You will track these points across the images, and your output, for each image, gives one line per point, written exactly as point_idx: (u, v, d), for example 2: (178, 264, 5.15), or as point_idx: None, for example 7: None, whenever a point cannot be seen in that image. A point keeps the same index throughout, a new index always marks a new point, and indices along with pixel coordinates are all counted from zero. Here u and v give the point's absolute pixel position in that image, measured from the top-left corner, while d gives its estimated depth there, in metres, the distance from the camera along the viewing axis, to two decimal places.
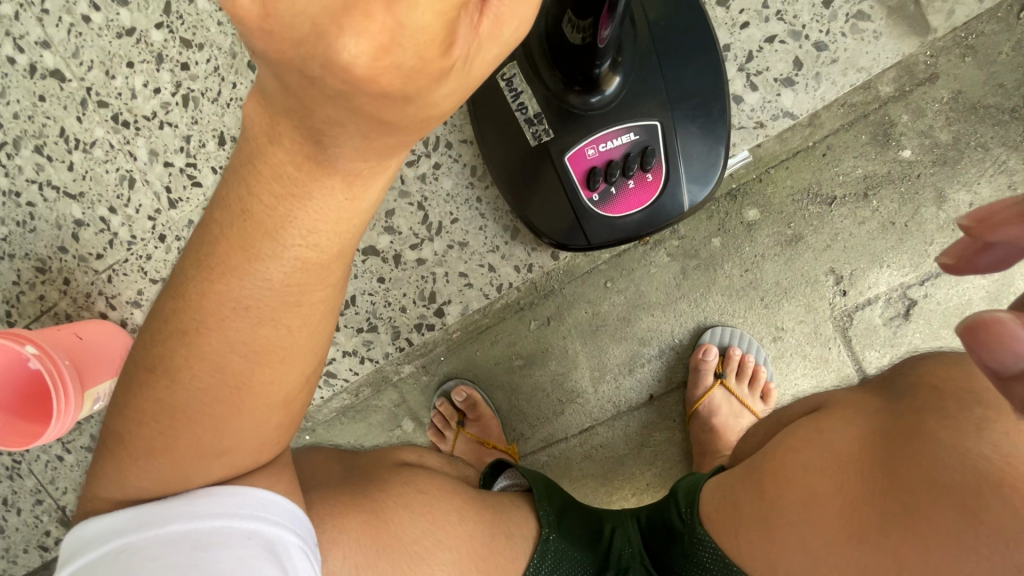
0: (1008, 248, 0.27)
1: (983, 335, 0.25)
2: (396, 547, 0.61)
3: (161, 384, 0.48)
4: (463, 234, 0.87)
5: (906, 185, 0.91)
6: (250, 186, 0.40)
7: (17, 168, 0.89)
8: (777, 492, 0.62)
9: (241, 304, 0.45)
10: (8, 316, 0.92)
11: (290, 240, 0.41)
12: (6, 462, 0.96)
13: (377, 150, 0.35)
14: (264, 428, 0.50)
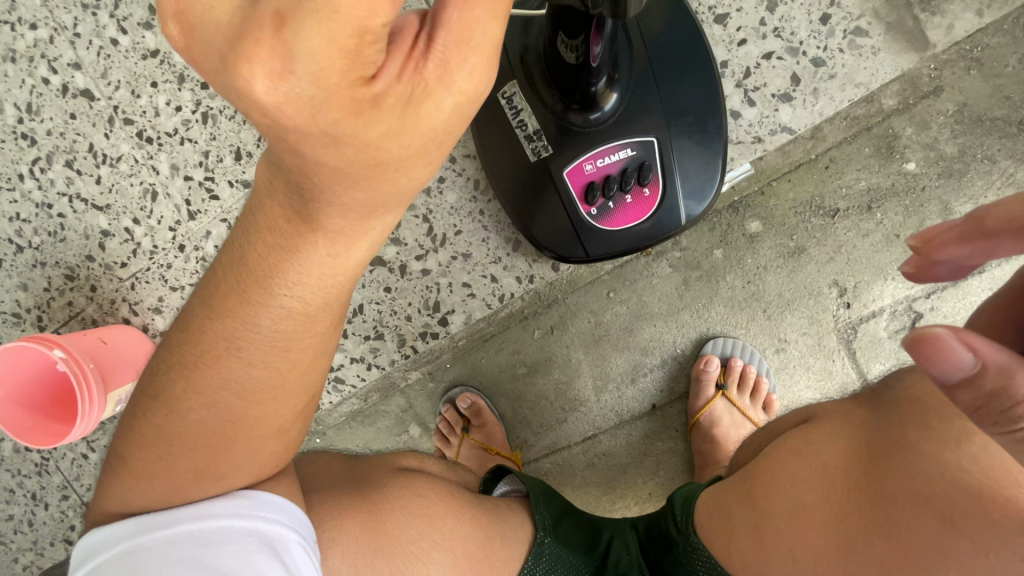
0: (951, 263, 0.35)
1: (926, 347, 0.29)
2: (393, 547, 0.64)
3: (160, 412, 0.53)
4: (467, 246, 0.89)
5: (911, 198, 0.90)
6: (251, 237, 0.48)
7: (49, 182, 0.95)
8: (764, 503, 0.64)
9: (233, 343, 0.51)
10: (38, 320, 0.97)
11: (278, 290, 0.49)
12: (35, 459, 1.01)
13: (362, 211, 0.43)
14: (267, 453, 0.55)
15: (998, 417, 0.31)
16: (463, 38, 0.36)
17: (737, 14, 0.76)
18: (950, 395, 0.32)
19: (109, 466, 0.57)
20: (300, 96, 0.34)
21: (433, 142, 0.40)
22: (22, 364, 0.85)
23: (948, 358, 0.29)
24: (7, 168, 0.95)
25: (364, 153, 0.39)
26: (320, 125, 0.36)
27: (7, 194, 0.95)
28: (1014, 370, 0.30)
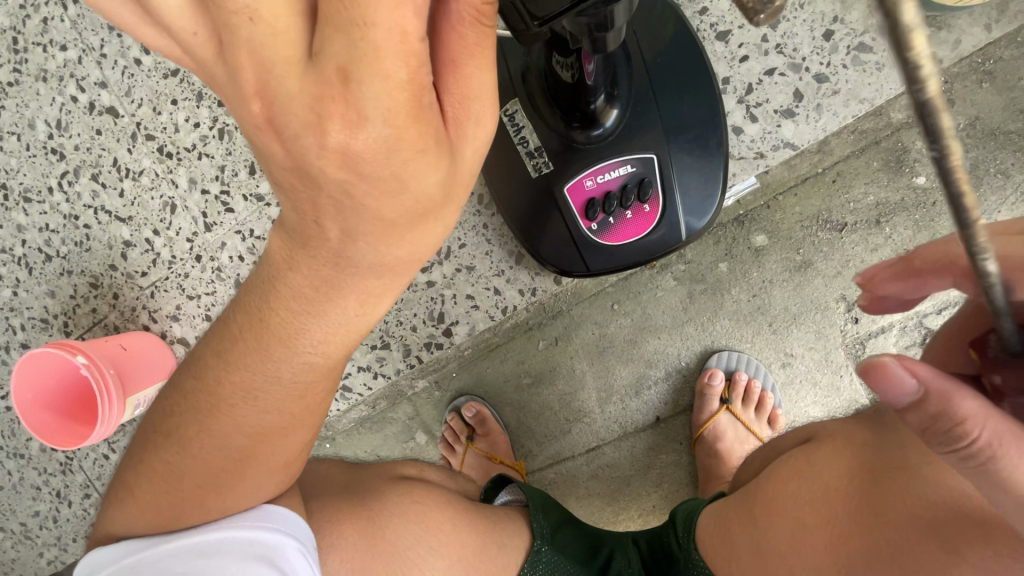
0: (889, 297, 0.47)
1: (873, 371, 0.36)
2: (391, 552, 0.66)
3: (171, 449, 0.56)
4: (471, 259, 0.91)
5: (921, 212, 0.89)
6: (269, 298, 0.49)
7: (76, 195, 0.99)
8: (764, 521, 0.65)
9: (249, 394, 0.53)
10: (65, 326, 1.02)
11: (300, 347, 0.50)
12: (60, 458, 1.06)
13: (386, 271, 0.45)
14: (272, 480, 0.58)
15: (942, 438, 0.36)
16: (464, 95, 0.39)
17: (739, 31, 0.77)
18: (903, 416, 0.38)
19: (127, 470, 0.59)
20: (376, 137, 0.37)
21: (462, 185, 0.43)
22: (48, 368, 0.89)
23: (891, 382, 0.36)
24: (37, 181, 1.00)
25: (421, 203, 0.41)
26: (393, 164, 0.38)
27: (37, 206, 1.00)
28: (954, 396, 0.35)
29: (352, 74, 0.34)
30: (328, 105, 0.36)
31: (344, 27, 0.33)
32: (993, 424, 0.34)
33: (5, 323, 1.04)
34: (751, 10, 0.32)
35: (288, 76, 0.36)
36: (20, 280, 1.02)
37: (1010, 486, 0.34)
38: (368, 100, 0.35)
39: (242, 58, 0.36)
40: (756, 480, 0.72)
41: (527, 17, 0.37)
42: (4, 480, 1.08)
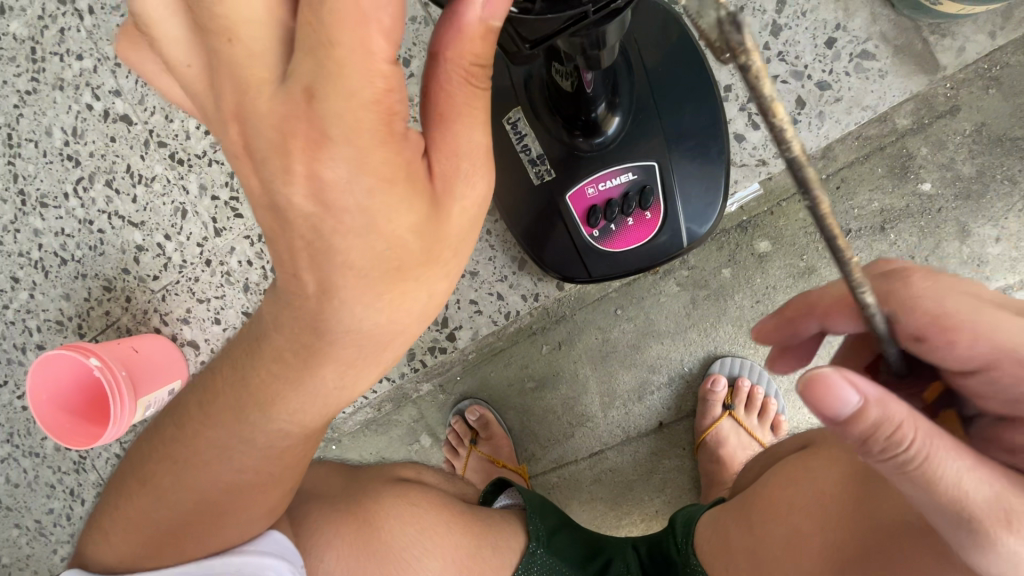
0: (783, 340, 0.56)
1: (819, 382, 0.35)
2: (386, 552, 0.72)
3: (153, 498, 0.62)
4: (474, 264, 0.92)
5: (927, 219, 0.88)
6: (254, 363, 0.54)
7: (91, 200, 1.02)
8: (764, 525, 0.65)
9: (228, 456, 0.59)
10: (79, 328, 1.04)
11: (278, 414, 0.56)
12: (74, 457, 1.09)
13: (363, 348, 0.49)
14: (254, 527, 0.65)
15: (882, 446, 0.36)
16: (451, 151, 0.43)
17: None
18: (842, 431, 0.37)
19: (149, 461, 0.63)
20: (337, 154, 0.40)
21: (457, 240, 0.46)
22: (63, 369, 0.92)
23: (837, 395, 0.35)
24: (53, 187, 1.03)
25: (394, 248, 0.43)
26: (359, 192, 0.41)
27: (53, 211, 1.03)
28: (887, 400, 0.35)
29: (315, 93, 0.38)
30: (295, 121, 0.39)
31: (313, 49, 0.37)
32: (920, 424, 0.36)
33: (22, 325, 1.06)
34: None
35: (261, 96, 0.40)
36: (37, 283, 1.05)
37: (936, 485, 0.36)
38: (330, 116, 0.38)
39: (225, 82, 0.40)
40: (753, 486, 0.73)
41: (519, 39, 0.41)
42: (20, 478, 1.11)
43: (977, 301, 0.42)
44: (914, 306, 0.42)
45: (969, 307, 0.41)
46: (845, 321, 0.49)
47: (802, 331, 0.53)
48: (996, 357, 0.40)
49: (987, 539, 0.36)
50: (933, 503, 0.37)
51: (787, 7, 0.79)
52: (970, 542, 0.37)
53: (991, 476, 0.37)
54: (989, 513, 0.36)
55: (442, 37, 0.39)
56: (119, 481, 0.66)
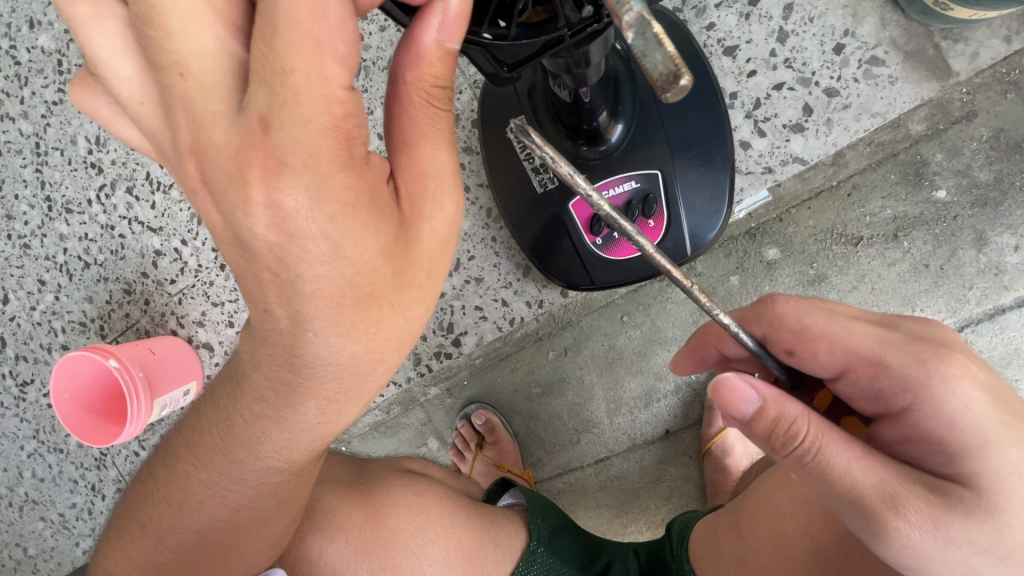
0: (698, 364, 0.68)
1: (722, 383, 0.48)
2: (394, 540, 0.75)
3: (149, 537, 0.66)
4: (479, 270, 0.96)
5: (941, 227, 0.86)
6: (237, 403, 0.57)
7: (112, 207, 1.06)
8: (749, 530, 0.72)
9: (219, 494, 0.63)
10: (101, 330, 1.08)
11: (264, 453, 0.58)
12: (95, 454, 1.13)
13: (345, 390, 0.52)
14: (257, 560, 0.68)
15: (782, 441, 0.47)
16: (419, 173, 0.45)
17: (746, 46, 0.83)
18: (752, 426, 0.48)
19: (164, 463, 0.66)
20: (297, 183, 0.41)
21: (433, 259, 0.48)
22: (84, 368, 0.96)
23: (739, 394, 0.48)
24: (78, 194, 1.07)
25: (370, 279, 0.45)
26: (321, 220, 0.42)
27: (77, 217, 1.07)
28: (782, 399, 0.47)
29: (271, 122, 0.40)
30: (251, 152, 0.41)
31: (266, 79, 0.39)
32: (812, 421, 0.46)
33: (48, 326, 1.11)
34: (657, 89, 0.28)
35: (218, 128, 0.41)
36: (62, 285, 1.09)
37: (830, 471, 0.45)
38: (286, 144, 0.40)
39: (180, 119, 0.42)
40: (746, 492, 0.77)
41: (498, 64, 0.43)
42: (45, 473, 1.15)
43: (833, 316, 0.53)
44: (780, 324, 0.54)
45: (824, 321, 0.52)
46: (736, 347, 0.63)
47: (709, 359, 0.67)
48: (849, 361, 0.51)
49: (879, 523, 0.44)
50: (834, 495, 0.45)
51: (794, 14, 0.82)
52: (869, 530, 0.45)
53: (883, 470, 0.45)
54: (880, 499, 0.44)
55: (402, 65, 0.42)
56: (133, 506, 0.68)
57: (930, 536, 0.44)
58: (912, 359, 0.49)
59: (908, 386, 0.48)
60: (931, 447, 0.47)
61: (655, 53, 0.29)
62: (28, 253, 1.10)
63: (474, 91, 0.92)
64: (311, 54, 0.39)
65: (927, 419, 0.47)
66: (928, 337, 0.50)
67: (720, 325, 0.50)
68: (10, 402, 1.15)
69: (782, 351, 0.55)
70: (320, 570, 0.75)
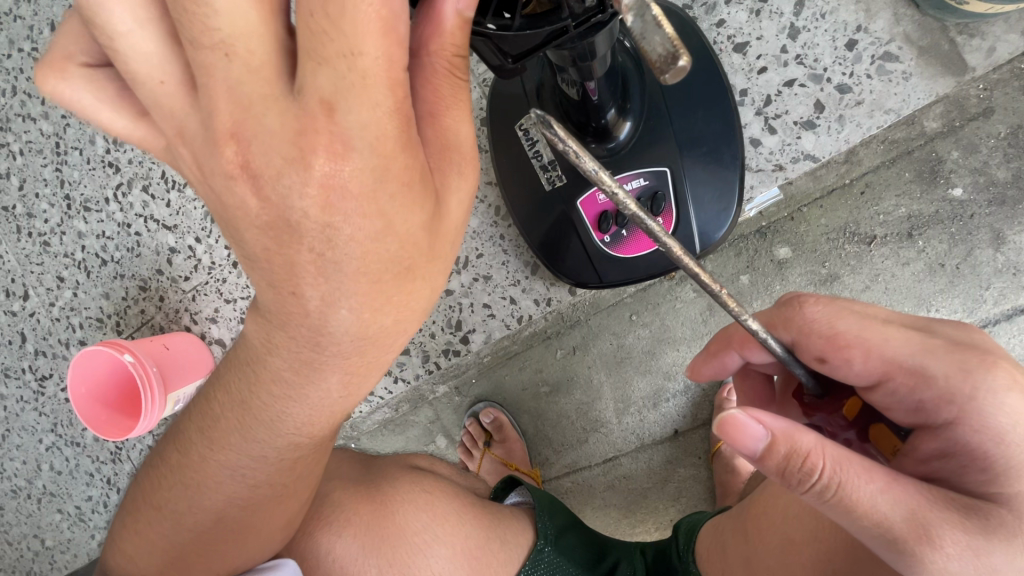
0: (715, 369, 0.67)
1: (728, 423, 0.45)
2: (401, 537, 0.75)
3: (158, 528, 0.67)
4: (487, 268, 0.97)
5: (957, 226, 0.84)
6: (253, 389, 0.57)
7: (129, 205, 1.08)
8: (755, 534, 0.72)
9: (237, 472, 0.63)
10: (117, 326, 1.10)
11: (277, 442, 0.60)
12: (111, 448, 1.15)
13: (356, 364, 0.52)
14: (272, 539, 0.69)
15: (799, 478, 0.45)
16: (444, 147, 0.46)
17: (757, 43, 0.83)
18: (762, 463, 0.46)
19: (176, 449, 0.66)
20: (363, 165, 0.42)
21: (447, 238, 0.49)
22: (100, 364, 0.97)
23: (748, 432, 0.46)
24: (96, 193, 1.09)
25: (406, 251, 0.46)
26: (381, 198, 0.43)
27: (95, 215, 1.09)
28: (793, 433, 0.46)
29: (335, 104, 0.40)
30: (314, 134, 0.41)
31: (330, 60, 0.39)
32: (828, 454, 0.45)
33: (67, 322, 1.13)
34: (656, 71, 0.28)
35: (266, 110, 0.41)
36: (80, 282, 1.11)
37: (852, 504, 0.45)
38: (353, 129, 0.41)
39: (221, 102, 0.42)
40: (752, 496, 0.78)
41: (502, 55, 0.43)
42: (63, 466, 1.18)
43: (866, 321, 0.52)
44: (811, 331, 0.53)
45: (857, 328, 0.51)
46: (761, 353, 0.62)
47: (732, 365, 0.66)
48: (887, 369, 0.50)
49: (914, 556, 0.44)
50: (860, 528, 0.45)
51: (805, 10, 0.82)
52: (903, 561, 0.45)
53: (909, 499, 0.45)
54: (911, 531, 0.44)
55: (423, 32, 0.41)
56: (144, 490, 0.69)
57: (970, 565, 0.44)
58: (957, 367, 0.48)
59: (953, 399, 0.48)
60: (976, 463, 0.47)
61: (654, 35, 0.29)
62: (48, 251, 1.12)
63: (484, 89, 0.93)
64: (382, 37, 0.38)
65: (970, 434, 0.47)
66: (969, 344, 0.50)
67: (749, 331, 0.49)
68: (30, 396, 1.17)
69: (813, 359, 0.54)
70: (327, 565, 0.75)
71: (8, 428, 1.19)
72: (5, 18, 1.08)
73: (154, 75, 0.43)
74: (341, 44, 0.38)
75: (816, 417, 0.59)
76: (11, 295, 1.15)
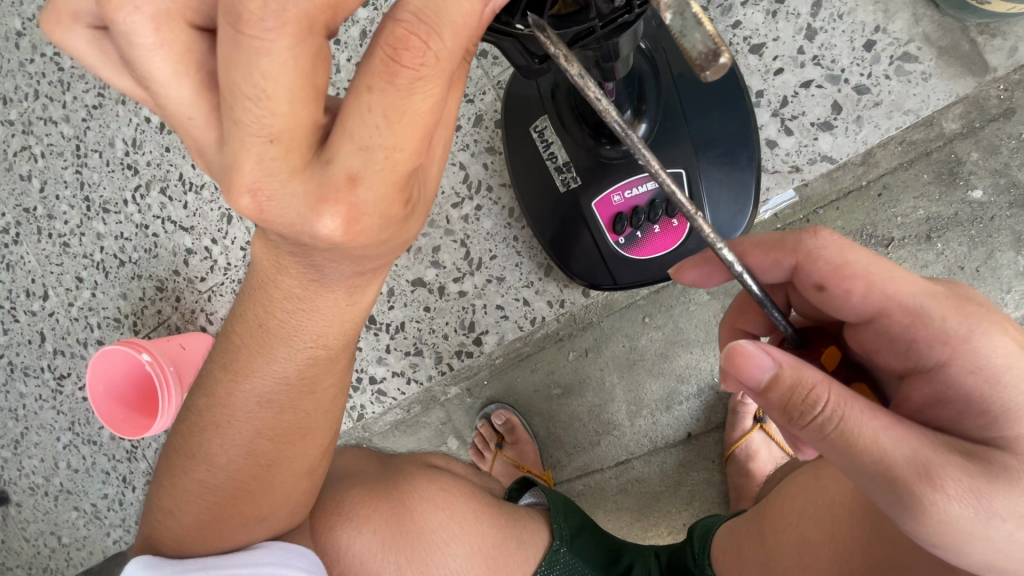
0: (695, 278, 0.64)
1: (732, 349, 0.47)
2: (418, 535, 0.75)
3: (166, 518, 0.67)
4: (501, 270, 0.97)
5: (977, 228, 0.83)
6: (268, 308, 0.57)
7: (146, 206, 1.09)
8: (773, 536, 0.71)
9: (263, 397, 0.62)
10: (135, 326, 1.12)
11: (310, 399, 0.63)
12: (127, 446, 1.16)
13: (363, 273, 0.53)
14: (288, 503, 0.68)
15: (802, 411, 0.45)
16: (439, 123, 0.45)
17: (773, 44, 0.83)
18: (767, 394, 0.47)
19: (203, 404, 0.66)
20: (372, 226, 0.44)
21: (424, 211, 0.50)
22: (119, 364, 0.99)
23: (753, 361, 0.46)
24: (115, 194, 1.11)
25: (396, 242, 0.49)
26: (382, 236, 0.46)
27: (114, 216, 1.11)
28: (797, 365, 0.46)
29: (359, 178, 0.41)
30: (331, 203, 0.42)
31: (368, 148, 0.40)
32: (833, 389, 0.45)
33: (85, 322, 1.15)
34: (696, 68, 0.29)
35: (293, 180, 0.42)
36: (98, 282, 1.13)
37: (855, 440, 0.43)
38: (369, 202, 0.42)
39: (246, 160, 0.42)
40: (768, 499, 0.77)
41: (529, 56, 0.44)
42: (79, 464, 1.19)
43: (877, 258, 0.51)
44: (819, 257, 0.53)
45: (867, 261, 0.51)
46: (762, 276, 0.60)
47: (713, 279, 0.64)
48: (885, 307, 0.50)
49: (914, 496, 0.42)
50: (864, 468, 0.43)
51: (822, 11, 0.82)
52: (905, 503, 0.43)
53: (913, 440, 0.44)
54: (911, 469, 0.43)
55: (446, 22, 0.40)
56: (176, 448, 0.68)
57: (971, 509, 0.42)
58: (954, 310, 0.48)
59: (947, 340, 0.47)
60: (972, 408, 0.46)
61: (693, 33, 0.29)
62: (68, 251, 1.14)
63: (498, 92, 0.94)
64: (402, 129, 0.39)
65: (964, 374, 0.46)
66: (965, 296, 0.49)
67: (725, 263, 0.48)
68: (48, 395, 1.19)
69: (812, 286, 0.54)
70: (345, 569, 0.73)
71: (27, 426, 1.21)
72: (29, 23, 1.10)
73: (177, 97, 0.44)
74: (385, 137, 0.39)
75: None
76: (30, 294, 1.17)
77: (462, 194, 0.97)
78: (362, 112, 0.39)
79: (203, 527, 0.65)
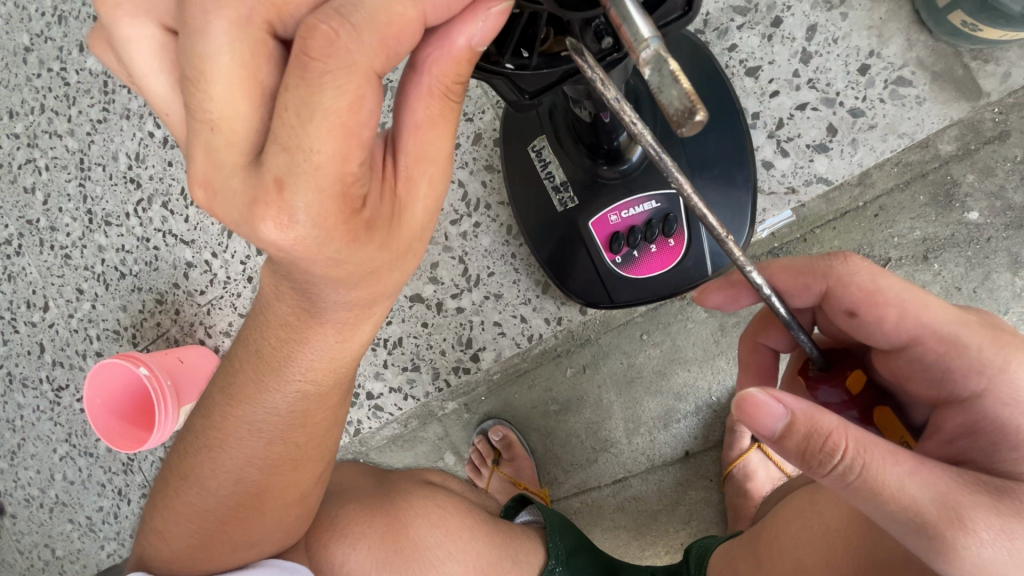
0: (718, 300, 0.64)
1: (745, 403, 0.44)
2: (414, 552, 0.74)
3: (158, 537, 0.67)
4: (499, 287, 0.97)
5: (974, 249, 0.83)
6: (267, 336, 0.58)
7: (148, 219, 1.10)
8: (767, 559, 0.71)
9: (255, 427, 0.62)
10: (134, 339, 1.12)
11: (304, 433, 0.63)
12: (123, 459, 1.16)
13: (361, 305, 0.52)
14: (277, 528, 0.68)
15: (821, 460, 0.43)
16: (422, 156, 0.45)
17: (769, 68, 0.84)
18: (783, 444, 0.45)
19: (199, 420, 0.66)
20: (305, 236, 0.43)
21: (410, 240, 0.49)
22: (116, 379, 1.00)
23: (765, 411, 0.44)
24: (117, 207, 1.12)
25: (369, 264, 0.47)
26: (328, 253, 0.45)
27: (116, 229, 1.12)
28: (812, 412, 0.44)
29: (285, 182, 0.41)
30: (263, 208, 0.42)
31: (289, 148, 0.41)
32: (850, 436, 0.43)
33: (84, 334, 1.15)
34: (672, 125, 0.28)
35: (235, 178, 0.44)
36: (99, 294, 1.14)
37: (877, 487, 0.43)
38: (299, 208, 0.42)
39: (198, 156, 0.45)
40: (765, 520, 0.77)
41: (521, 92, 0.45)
42: (75, 475, 1.19)
43: (910, 285, 0.52)
44: (851, 282, 0.53)
45: (899, 288, 0.52)
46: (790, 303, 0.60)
47: (740, 302, 0.64)
48: (919, 334, 0.51)
49: (947, 542, 0.42)
50: (887, 515, 0.44)
51: (817, 35, 0.83)
52: (934, 549, 0.43)
53: (937, 482, 0.43)
54: (942, 516, 0.43)
55: (430, 49, 0.41)
56: (172, 464, 0.68)
57: (1005, 551, 0.42)
58: (990, 340, 0.50)
59: (983, 370, 0.49)
60: (1006, 441, 0.47)
61: (671, 89, 0.29)
62: (69, 263, 1.15)
63: (497, 112, 0.96)
64: (342, 139, 0.40)
65: (1000, 406, 0.48)
66: (999, 326, 0.51)
67: (753, 286, 0.48)
68: (45, 406, 1.19)
69: (843, 312, 0.54)
70: None
71: (24, 438, 1.21)
72: (37, 40, 1.12)
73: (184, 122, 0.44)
74: (301, 136, 0.40)
75: (820, 391, 0.55)
76: (31, 306, 1.18)
77: (460, 211, 0.98)
78: (280, 112, 0.40)
79: (192, 552, 0.65)
